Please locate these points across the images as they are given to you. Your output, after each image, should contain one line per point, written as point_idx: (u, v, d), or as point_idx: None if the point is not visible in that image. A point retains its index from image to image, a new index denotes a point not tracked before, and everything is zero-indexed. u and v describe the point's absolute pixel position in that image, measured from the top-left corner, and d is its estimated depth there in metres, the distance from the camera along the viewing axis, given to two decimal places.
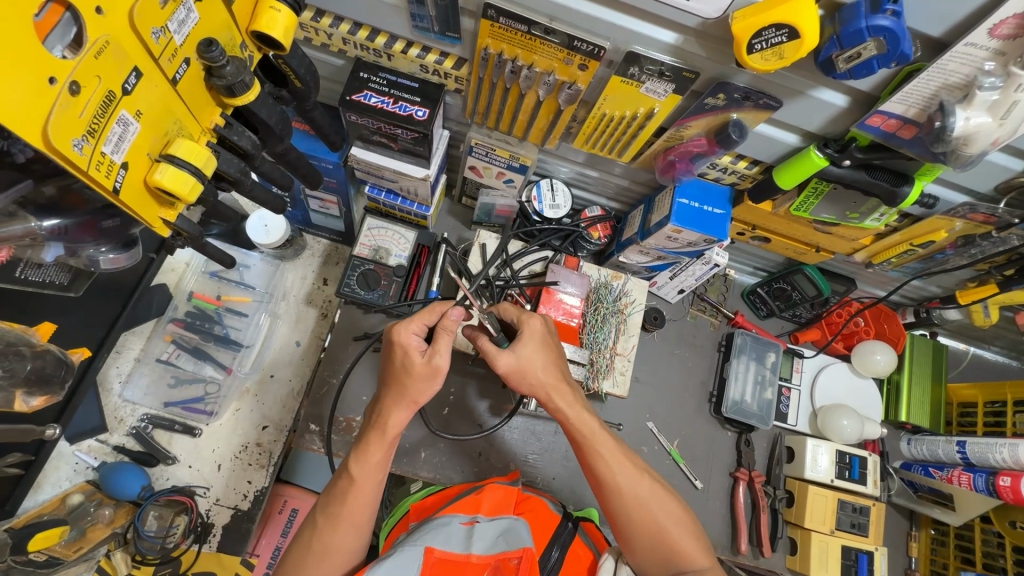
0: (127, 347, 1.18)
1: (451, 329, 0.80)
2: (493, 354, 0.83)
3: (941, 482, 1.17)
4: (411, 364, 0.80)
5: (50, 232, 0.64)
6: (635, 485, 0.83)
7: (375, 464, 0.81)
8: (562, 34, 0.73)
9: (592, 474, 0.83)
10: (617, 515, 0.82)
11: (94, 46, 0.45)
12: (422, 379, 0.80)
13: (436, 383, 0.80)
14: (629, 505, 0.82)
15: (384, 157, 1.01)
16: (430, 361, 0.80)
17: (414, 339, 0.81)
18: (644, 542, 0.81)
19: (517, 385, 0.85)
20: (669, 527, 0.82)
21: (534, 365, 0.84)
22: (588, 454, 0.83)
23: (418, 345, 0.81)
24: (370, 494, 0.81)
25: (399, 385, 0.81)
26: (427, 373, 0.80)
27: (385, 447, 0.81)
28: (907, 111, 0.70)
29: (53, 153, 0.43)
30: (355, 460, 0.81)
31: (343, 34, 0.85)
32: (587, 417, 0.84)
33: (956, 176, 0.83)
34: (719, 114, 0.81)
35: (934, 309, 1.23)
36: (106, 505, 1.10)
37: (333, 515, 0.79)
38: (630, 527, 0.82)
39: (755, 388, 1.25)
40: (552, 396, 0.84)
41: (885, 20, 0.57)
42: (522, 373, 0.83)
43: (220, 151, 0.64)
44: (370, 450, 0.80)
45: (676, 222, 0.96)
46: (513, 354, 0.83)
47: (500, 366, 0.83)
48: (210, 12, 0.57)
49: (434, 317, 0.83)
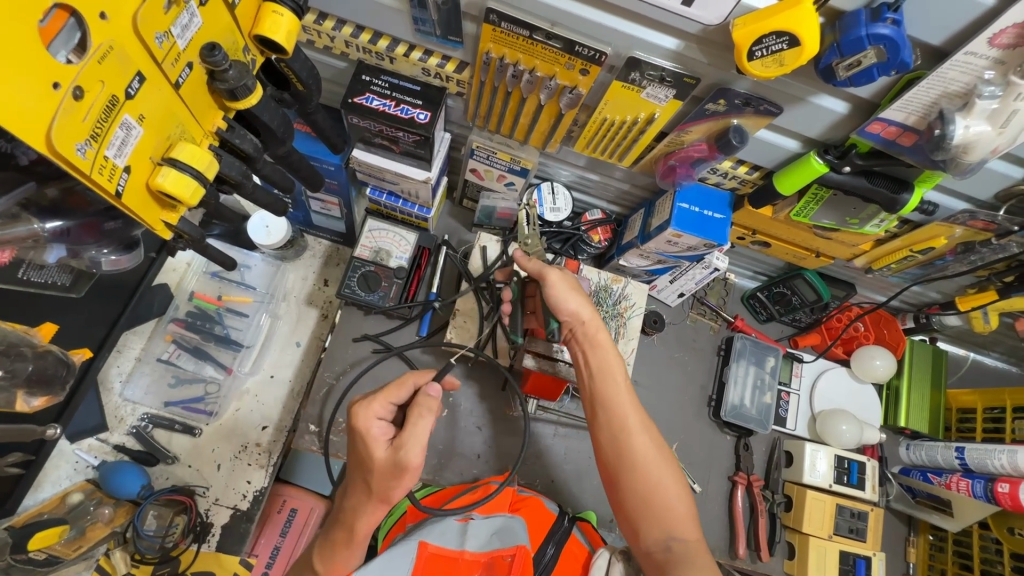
0: (128, 346, 1.18)
1: (431, 408, 0.72)
2: (543, 267, 0.88)
3: (939, 488, 1.18)
4: (372, 457, 0.70)
5: (52, 234, 0.64)
6: (643, 430, 0.81)
7: (342, 568, 0.72)
8: (563, 39, 0.74)
9: (604, 404, 0.83)
10: (615, 454, 0.80)
11: (98, 50, 0.45)
12: (386, 475, 0.69)
13: (403, 482, 0.69)
14: (632, 445, 0.80)
15: (385, 160, 1.01)
16: (395, 455, 0.69)
17: (377, 424, 0.72)
18: (635, 485, 0.78)
19: (563, 304, 0.87)
20: (665, 482, 0.79)
21: (576, 288, 0.88)
22: (605, 384, 0.84)
23: (382, 433, 0.72)
24: None
25: (363, 482, 0.71)
26: (391, 469, 0.69)
27: (352, 551, 0.72)
28: (907, 119, 0.70)
29: (57, 158, 0.44)
30: (320, 557, 0.73)
31: (345, 37, 0.86)
32: (613, 353, 0.86)
33: (956, 183, 0.83)
34: (719, 120, 0.82)
35: (934, 315, 1.24)
36: (106, 504, 1.10)
37: (307, 574, 0.77)
38: (624, 467, 0.79)
39: (754, 392, 1.25)
40: (586, 323, 0.87)
41: (885, 28, 0.58)
42: (565, 292, 0.87)
43: (222, 154, 0.64)
44: (337, 553, 0.72)
45: (676, 226, 0.96)
46: (561, 272, 0.88)
47: (549, 278, 0.87)
48: (213, 16, 0.57)
49: (402, 395, 0.75)
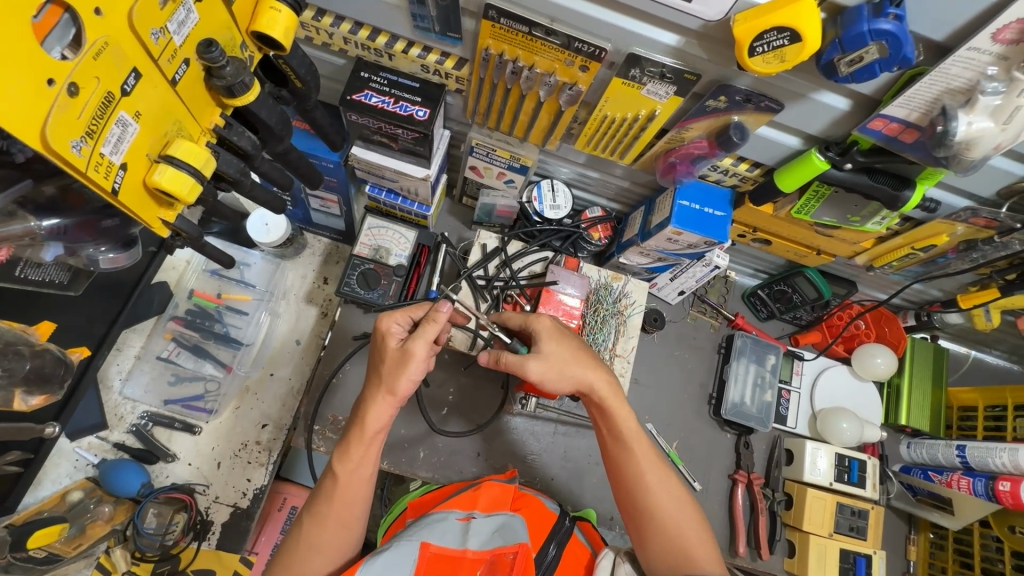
0: (128, 344, 1.18)
1: (437, 319, 0.81)
2: (521, 364, 0.83)
3: (941, 486, 1.17)
4: (386, 349, 0.82)
5: (49, 232, 0.64)
6: (663, 485, 0.83)
7: (356, 461, 0.80)
8: (562, 35, 0.73)
9: (624, 466, 0.84)
10: (639, 511, 0.83)
11: (93, 47, 0.45)
12: (396, 364, 0.80)
13: (409, 370, 0.80)
14: (654, 502, 0.82)
15: (384, 157, 1.01)
16: (406, 346, 0.80)
17: (395, 326, 0.83)
18: (661, 542, 0.80)
19: (555, 388, 0.83)
20: (690, 531, 0.81)
21: (564, 363, 0.83)
22: (621, 448, 0.84)
23: (399, 333, 0.83)
24: (359, 489, 0.81)
25: (377, 375, 0.82)
26: (400, 358, 0.80)
27: (366, 444, 0.80)
28: (909, 115, 0.69)
29: (52, 155, 0.43)
30: (338, 458, 0.81)
31: (344, 33, 0.85)
32: (626, 414, 0.85)
33: (958, 180, 0.83)
34: (720, 117, 0.81)
35: (935, 313, 1.24)
36: (106, 502, 1.10)
37: (319, 516, 0.79)
38: (648, 524, 0.82)
39: (754, 390, 1.25)
40: (593, 388, 0.85)
41: (888, 24, 0.57)
42: (558, 372, 0.83)
43: (220, 152, 0.64)
44: (350, 447, 0.80)
45: (676, 224, 0.96)
46: (541, 359, 0.83)
47: (529, 374, 0.83)
48: (210, 12, 0.57)
49: (419, 312, 0.85)
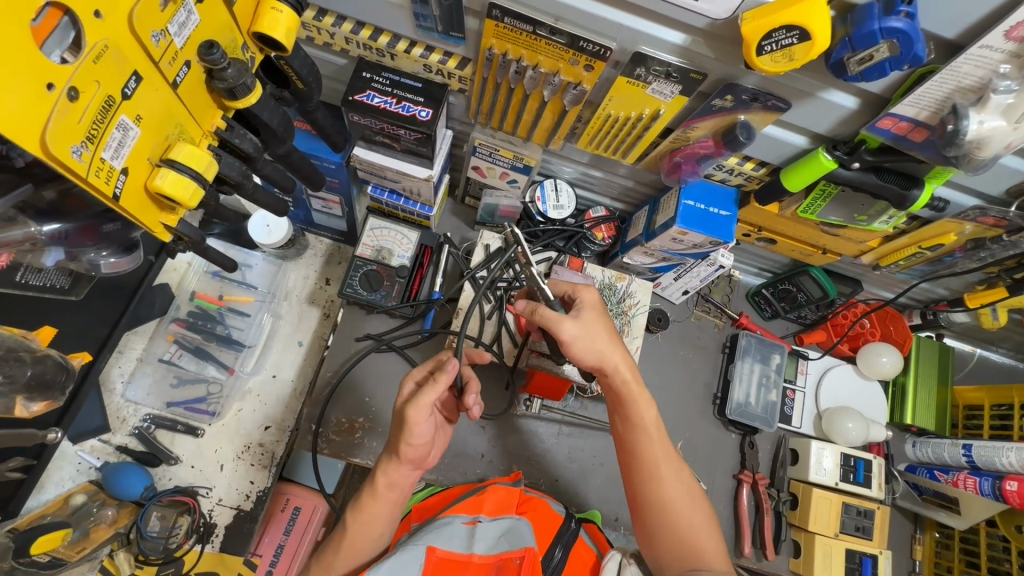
0: (130, 346, 1.18)
1: (439, 383, 0.73)
2: (558, 322, 0.78)
3: (947, 486, 1.16)
4: (396, 410, 0.79)
5: (49, 237, 0.62)
6: (676, 478, 0.82)
7: (367, 517, 0.79)
8: (566, 34, 0.72)
9: (638, 455, 0.82)
10: (651, 503, 0.81)
11: (93, 49, 0.44)
12: (399, 427, 0.76)
13: (410, 435, 0.75)
14: (667, 495, 0.81)
15: (387, 157, 1.00)
16: (406, 411, 0.74)
17: (408, 386, 0.79)
18: (668, 535, 0.80)
19: (582, 356, 0.80)
20: (698, 528, 0.80)
21: (598, 336, 0.80)
22: (639, 435, 0.82)
23: (409, 393, 0.79)
24: (368, 542, 0.80)
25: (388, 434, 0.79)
26: (401, 422, 0.76)
27: (376, 502, 0.79)
28: (919, 114, 0.68)
29: (52, 161, 0.43)
30: (350, 510, 0.80)
31: (346, 33, 0.84)
32: (647, 402, 0.83)
33: (967, 179, 0.82)
34: (726, 116, 0.80)
35: (942, 312, 1.23)
36: (109, 506, 1.08)
37: (325, 564, 0.79)
38: (659, 517, 0.81)
39: (759, 389, 1.25)
40: (616, 370, 0.82)
41: (899, 22, 0.56)
42: (589, 343, 0.80)
43: (221, 154, 0.63)
44: (362, 502, 0.79)
45: (682, 223, 0.95)
46: (578, 322, 0.79)
47: (563, 334, 0.78)
48: (211, 13, 0.56)
49: (432, 365, 0.80)
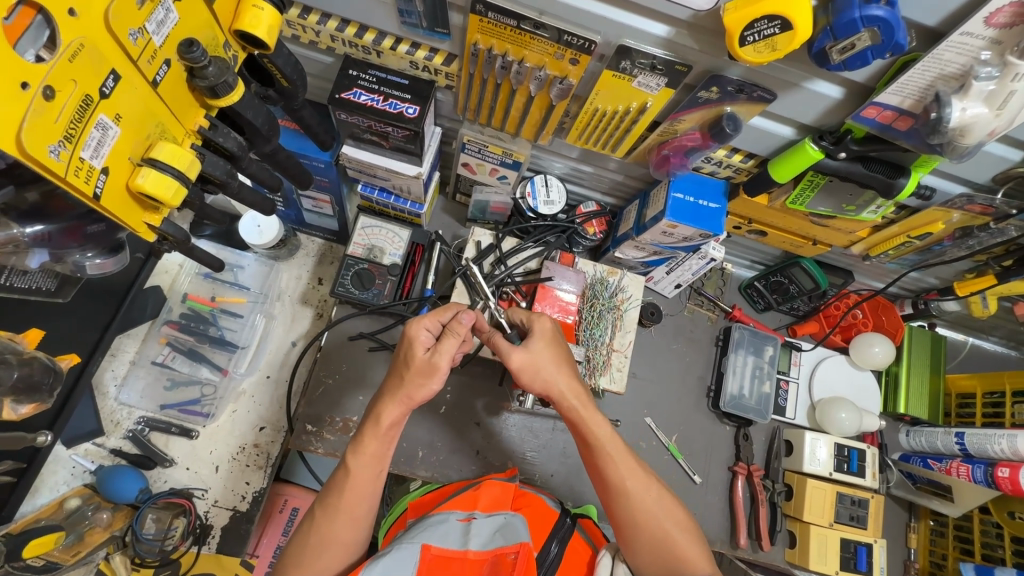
0: (122, 350, 1.17)
1: (459, 334, 0.80)
2: (507, 349, 0.83)
3: (941, 474, 1.17)
4: (412, 357, 0.80)
5: (33, 239, 0.63)
6: (642, 490, 0.82)
7: (371, 456, 0.79)
8: (551, 28, 0.72)
9: (600, 473, 0.83)
10: (623, 518, 0.81)
11: (69, 48, 0.44)
12: (420, 374, 0.79)
13: (431, 382, 0.79)
14: (637, 509, 0.81)
15: (375, 156, 0.99)
16: (430, 358, 0.79)
17: (424, 334, 0.81)
18: (648, 547, 0.79)
19: (528, 384, 0.84)
20: (675, 534, 0.80)
21: (544, 365, 0.84)
22: (597, 457, 0.83)
23: (426, 341, 0.81)
24: (372, 485, 0.80)
25: (399, 375, 0.81)
26: (426, 369, 0.79)
27: (380, 439, 0.80)
28: (902, 103, 0.69)
29: (29, 161, 0.43)
30: (352, 452, 0.80)
31: (331, 31, 0.84)
32: (598, 421, 0.84)
33: (953, 167, 0.82)
34: (712, 108, 0.81)
35: (933, 301, 1.24)
36: (104, 508, 1.09)
37: (330, 509, 0.78)
38: (635, 532, 0.80)
39: (753, 381, 1.24)
40: (563, 396, 0.84)
41: (879, 10, 0.57)
42: (533, 374, 0.83)
43: (205, 154, 0.63)
44: (365, 442, 0.79)
45: (671, 217, 0.95)
46: (526, 352, 0.83)
47: (511, 362, 0.83)
48: (190, 11, 0.56)
49: (446, 316, 0.84)
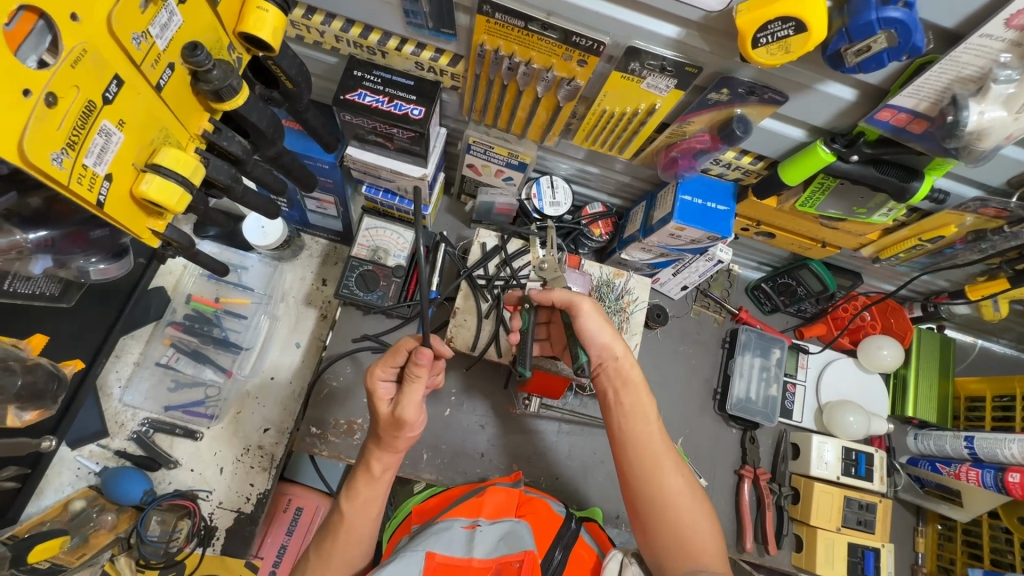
0: (127, 351, 1.17)
1: (416, 376, 0.75)
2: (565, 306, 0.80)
3: (948, 478, 1.15)
4: (378, 412, 0.79)
5: (36, 244, 0.63)
6: (676, 473, 0.80)
7: (362, 502, 0.80)
8: (559, 29, 0.71)
9: (638, 445, 0.82)
10: (652, 497, 0.79)
11: (71, 54, 0.44)
12: (389, 427, 0.78)
13: (403, 434, 0.77)
14: (666, 488, 0.79)
15: (380, 156, 0.98)
16: (395, 411, 0.77)
17: (383, 385, 0.80)
18: (669, 531, 0.77)
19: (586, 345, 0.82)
20: (696, 521, 0.78)
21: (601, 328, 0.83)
22: (638, 428, 0.82)
23: (387, 392, 0.80)
24: (365, 529, 0.80)
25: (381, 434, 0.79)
26: (393, 422, 0.77)
27: (372, 484, 0.81)
28: (918, 105, 0.68)
29: (31, 169, 0.42)
30: (344, 498, 0.81)
31: (335, 31, 0.83)
32: (644, 394, 0.85)
33: (967, 170, 0.81)
34: (722, 109, 0.79)
35: (942, 304, 1.23)
36: (109, 510, 1.09)
37: (324, 554, 0.79)
38: (655, 513, 0.78)
39: (759, 384, 1.23)
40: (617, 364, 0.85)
41: (896, 12, 0.55)
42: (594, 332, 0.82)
43: (209, 158, 0.62)
44: (357, 487, 0.80)
45: (679, 219, 0.94)
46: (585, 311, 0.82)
47: None
48: (193, 13, 0.55)
49: (400, 358, 0.78)
